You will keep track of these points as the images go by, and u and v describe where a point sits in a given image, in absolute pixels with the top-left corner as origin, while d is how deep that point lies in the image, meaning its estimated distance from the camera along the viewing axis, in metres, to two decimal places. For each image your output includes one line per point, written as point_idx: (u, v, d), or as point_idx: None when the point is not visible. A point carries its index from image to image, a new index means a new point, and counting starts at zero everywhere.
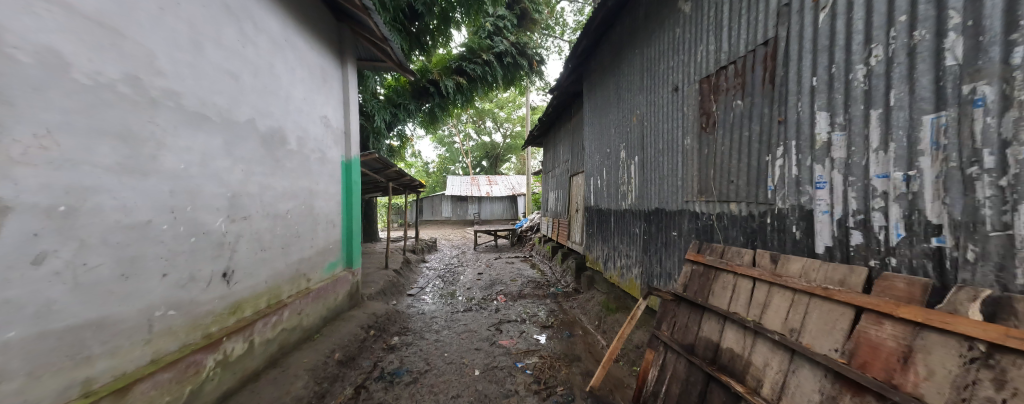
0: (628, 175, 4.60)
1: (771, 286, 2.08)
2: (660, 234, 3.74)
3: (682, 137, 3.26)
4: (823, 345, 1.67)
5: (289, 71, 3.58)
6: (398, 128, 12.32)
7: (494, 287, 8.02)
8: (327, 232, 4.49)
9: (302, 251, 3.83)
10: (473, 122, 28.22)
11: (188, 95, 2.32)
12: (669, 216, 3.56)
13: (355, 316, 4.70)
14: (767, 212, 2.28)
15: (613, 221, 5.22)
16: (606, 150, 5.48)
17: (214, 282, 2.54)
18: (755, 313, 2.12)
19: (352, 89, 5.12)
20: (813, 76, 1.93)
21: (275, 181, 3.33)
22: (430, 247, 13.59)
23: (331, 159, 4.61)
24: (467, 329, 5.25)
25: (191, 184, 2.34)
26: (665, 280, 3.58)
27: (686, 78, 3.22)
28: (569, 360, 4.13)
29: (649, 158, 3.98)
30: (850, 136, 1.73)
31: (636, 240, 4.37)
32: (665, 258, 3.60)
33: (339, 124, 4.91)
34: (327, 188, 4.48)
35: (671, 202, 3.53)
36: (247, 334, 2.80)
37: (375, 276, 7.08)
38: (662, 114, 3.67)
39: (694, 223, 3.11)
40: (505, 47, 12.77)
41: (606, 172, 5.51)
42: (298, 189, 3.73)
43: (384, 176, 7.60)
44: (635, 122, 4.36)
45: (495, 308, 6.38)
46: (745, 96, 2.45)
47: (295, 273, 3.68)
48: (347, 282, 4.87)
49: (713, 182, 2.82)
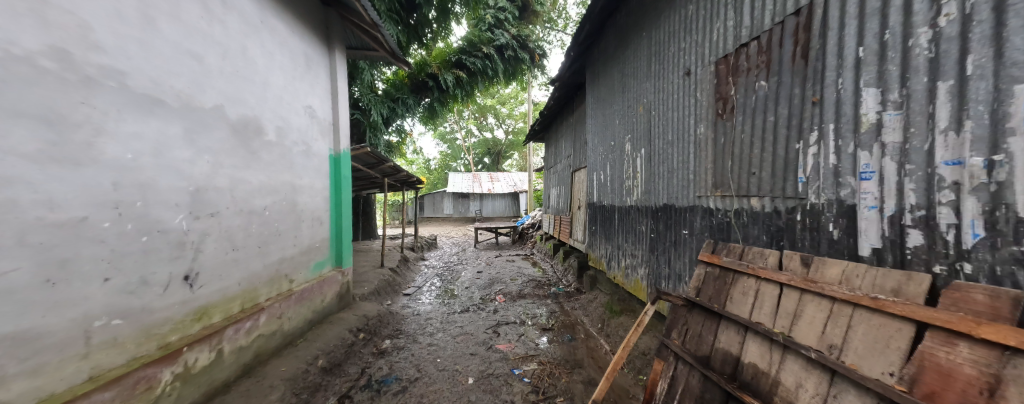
0: (634, 170, 4.32)
1: (802, 294, 1.80)
2: (668, 232, 3.46)
3: (695, 126, 2.97)
4: (872, 367, 1.39)
5: (265, 56, 3.36)
6: (397, 123, 12.07)
7: (493, 286, 7.79)
8: (312, 230, 4.25)
9: (284, 250, 3.65)
10: (474, 118, 27.97)
11: (137, 76, 2.11)
12: (679, 213, 3.28)
13: (346, 319, 4.50)
14: (794, 208, 1.98)
15: (617, 218, 4.93)
16: (610, 144, 5.19)
17: (172, 286, 2.33)
18: (784, 324, 1.84)
19: (340, 78, 4.87)
20: (859, 46, 1.62)
21: (249, 174, 3.13)
22: (429, 245, 13.41)
23: (314, 152, 4.34)
24: (462, 331, 5.02)
25: (141, 176, 2.12)
26: (675, 282, 3.31)
27: (699, 60, 2.92)
28: (571, 367, 3.88)
29: (657, 151, 3.70)
30: (907, 115, 1.42)
31: (642, 238, 4.10)
32: (675, 259, 3.33)
33: (326, 116, 4.67)
34: (311, 183, 4.25)
35: (681, 197, 3.24)
36: (213, 343, 2.58)
37: (369, 275, 6.85)
38: (672, 101, 3.38)
39: (707, 220, 2.83)
40: (506, 40, 12.49)
41: (610, 166, 5.23)
42: (275, 183, 3.53)
43: (378, 171, 7.36)
44: (641, 112, 4.07)
45: (493, 309, 6.16)
46: (771, 75, 2.14)
47: (275, 274, 3.49)
48: (335, 282, 4.65)
49: (730, 174, 2.53)
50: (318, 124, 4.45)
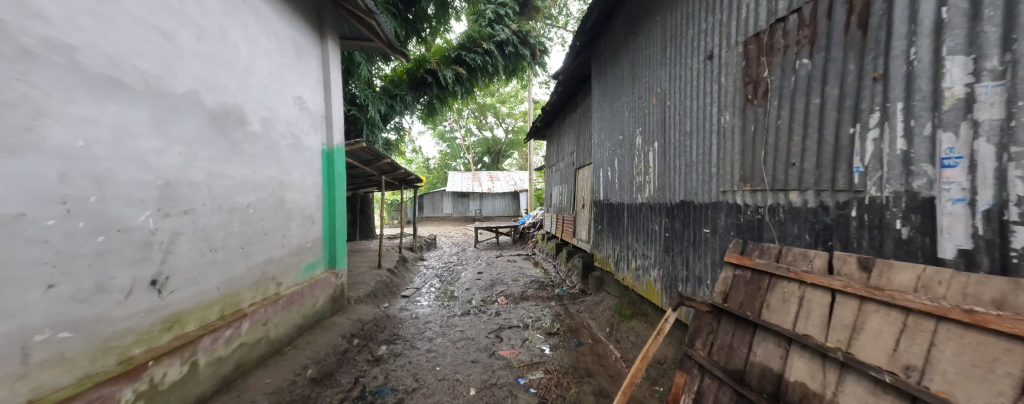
0: (646, 165, 4.05)
1: (863, 302, 1.53)
2: (686, 231, 3.20)
3: (719, 115, 2.71)
4: (972, 398, 1.13)
5: (246, 39, 3.09)
6: (396, 120, 11.81)
7: (494, 287, 7.53)
8: (302, 230, 3.98)
9: (270, 251, 3.39)
10: (473, 117, 27.71)
11: (90, 52, 1.88)
12: (698, 210, 3.01)
13: (339, 324, 4.24)
14: (849, 203, 1.71)
15: (626, 216, 4.67)
16: (618, 138, 4.93)
17: (136, 293, 2.07)
18: (840, 338, 1.58)
19: (333, 68, 4.61)
20: (938, 7, 1.35)
21: (230, 168, 2.87)
22: (428, 245, 13.14)
23: (305, 147, 4.08)
24: (463, 336, 4.77)
25: (94, 167, 1.87)
26: (694, 285, 3.04)
27: (724, 42, 2.65)
28: (579, 375, 3.61)
29: (672, 143, 3.43)
30: (1012, 86, 1.15)
31: (655, 237, 3.83)
32: (694, 260, 3.06)
33: (318, 108, 4.40)
34: (301, 179, 3.98)
35: (700, 193, 2.98)
36: (187, 355, 2.33)
37: (365, 276, 6.59)
38: (691, 88, 3.11)
39: (733, 217, 2.57)
40: (506, 36, 12.22)
41: (618, 162, 4.97)
42: (261, 179, 3.26)
43: (375, 168, 7.09)
44: (654, 102, 3.81)
45: (494, 312, 5.90)
46: (816, 51, 1.87)
47: (261, 276, 3.22)
48: (327, 285, 4.39)
49: (762, 165, 2.27)
50: (308, 116, 4.18)
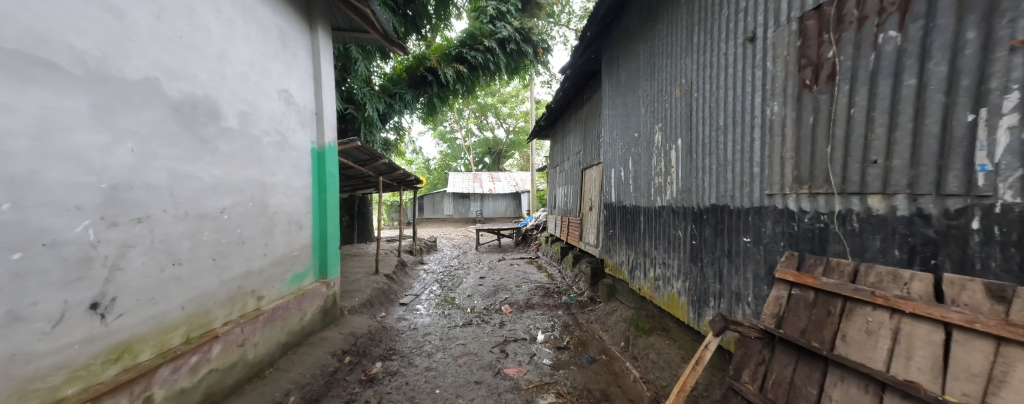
0: (667, 165, 3.67)
1: (1002, 346, 1.15)
2: (719, 239, 2.81)
3: (763, 106, 2.34)
4: None
5: (221, 22, 2.74)
6: (395, 120, 11.46)
7: (497, 294, 7.16)
8: (288, 236, 3.61)
9: (250, 261, 3.03)
10: (474, 117, 27.35)
11: (7, 25, 1.54)
12: (734, 215, 2.64)
13: (330, 339, 3.86)
14: (966, 211, 1.33)
15: (641, 220, 4.31)
16: (633, 136, 4.55)
17: (69, 321, 1.70)
18: (966, 391, 1.20)
19: (324, 60, 4.26)
20: None
21: (201, 168, 2.51)
22: (428, 248, 12.76)
23: (292, 145, 3.71)
24: (465, 351, 4.39)
25: (8, 168, 1.52)
26: (729, 301, 2.67)
27: (770, 21, 2.29)
28: (595, 400, 3.23)
29: (700, 140, 3.06)
30: None
31: (677, 244, 3.46)
32: (729, 273, 2.67)
33: (307, 103, 4.05)
34: (287, 181, 3.62)
35: (737, 196, 2.61)
36: (140, 389, 1.96)
37: (360, 284, 6.22)
38: (723, 77, 2.75)
39: (783, 225, 2.19)
40: (508, 33, 11.88)
41: (632, 162, 4.61)
42: (238, 181, 2.90)
43: (371, 169, 6.73)
44: (677, 95, 3.45)
45: (498, 322, 5.52)
46: (910, 21, 1.50)
47: (238, 291, 2.86)
48: (317, 296, 4.03)
49: (825, 164, 1.89)
50: (296, 112, 3.82)
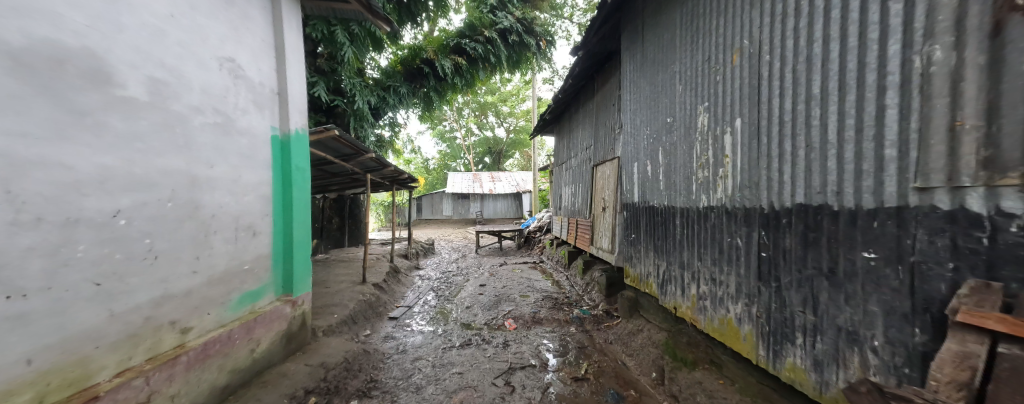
0: (719, 154, 2.88)
1: None
2: (815, 252, 2.01)
3: (907, 54, 1.54)
4: None
5: None
6: (389, 115, 10.69)
7: (499, 305, 6.37)
8: (234, 246, 2.82)
9: (169, 282, 2.25)
10: (474, 116, 26.64)
11: None
12: (841, 220, 1.85)
13: (290, 375, 3.06)
14: None
15: (677, 223, 3.52)
16: (666, 121, 3.75)
17: None
18: None
19: (286, 27, 3.46)
20: None
21: (70, 153, 1.75)
22: (425, 251, 11.97)
23: (240, 130, 2.92)
24: (462, 384, 3.60)
25: None
26: (834, 342, 1.88)
27: None
28: None
29: (777, 118, 2.28)
30: None
31: (737, 256, 2.67)
32: (835, 303, 1.88)
33: (265, 79, 3.26)
34: (233, 176, 2.82)
35: (848, 194, 1.81)
36: None
37: (343, 296, 5.43)
38: (821, 26, 1.95)
39: (953, 236, 1.39)
40: (509, 23, 11.11)
41: (663, 153, 3.83)
42: (148, 173, 2.12)
43: (356, 165, 5.93)
44: (735, 62, 2.66)
45: (502, 342, 4.73)
46: None
47: (145, 323, 2.10)
48: (277, 319, 3.23)
49: None
50: (248, 88, 3.02)
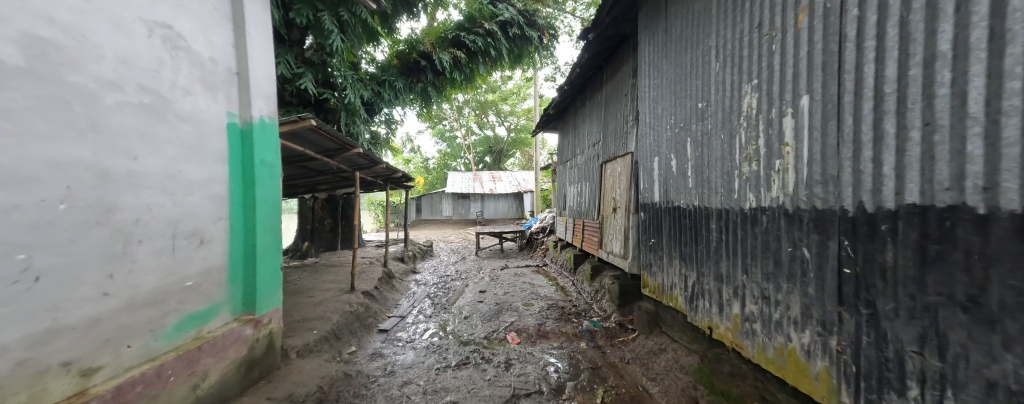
0: (775, 142, 2.32)
1: None
2: (944, 274, 1.44)
3: None
4: None
5: None
6: (384, 111, 10.13)
7: (500, 315, 5.80)
8: (171, 258, 2.25)
9: (60, 311, 1.70)
10: (474, 115, 26.06)
11: None
12: (997, 229, 1.28)
13: None
14: None
15: (713, 227, 2.95)
16: (696, 107, 3.19)
17: None
18: None
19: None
20: None
21: None
22: (422, 254, 11.41)
23: (185, 114, 2.36)
24: None
25: None
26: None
27: None
28: None
29: (873, 90, 1.71)
30: None
31: (806, 270, 2.10)
32: (985, 347, 1.32)
33: (219, 55, 2.70)
34: (172, 170, 2.26)
35: (1008, 191, 1.25)
36: None
37: (326, 307, 4.87)
38: None
39: None
40: (510, 15, 10.54)
41: (692, 145, 3.26)
42: (25, 165, 1.58)
43: (341, 161, 5.37)
44: (803, 25, 2.11)
45: (503, 360, 4.15)
46: None
47: (16, 368, 1.55)
48: (233, 346, 2.67)
49: None
50: (195, 62, 2.46)
